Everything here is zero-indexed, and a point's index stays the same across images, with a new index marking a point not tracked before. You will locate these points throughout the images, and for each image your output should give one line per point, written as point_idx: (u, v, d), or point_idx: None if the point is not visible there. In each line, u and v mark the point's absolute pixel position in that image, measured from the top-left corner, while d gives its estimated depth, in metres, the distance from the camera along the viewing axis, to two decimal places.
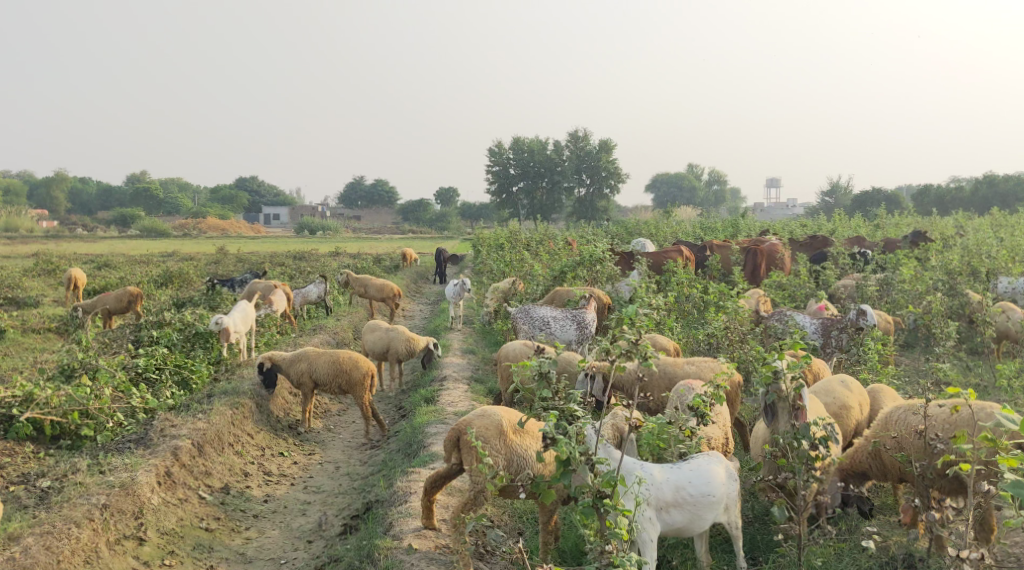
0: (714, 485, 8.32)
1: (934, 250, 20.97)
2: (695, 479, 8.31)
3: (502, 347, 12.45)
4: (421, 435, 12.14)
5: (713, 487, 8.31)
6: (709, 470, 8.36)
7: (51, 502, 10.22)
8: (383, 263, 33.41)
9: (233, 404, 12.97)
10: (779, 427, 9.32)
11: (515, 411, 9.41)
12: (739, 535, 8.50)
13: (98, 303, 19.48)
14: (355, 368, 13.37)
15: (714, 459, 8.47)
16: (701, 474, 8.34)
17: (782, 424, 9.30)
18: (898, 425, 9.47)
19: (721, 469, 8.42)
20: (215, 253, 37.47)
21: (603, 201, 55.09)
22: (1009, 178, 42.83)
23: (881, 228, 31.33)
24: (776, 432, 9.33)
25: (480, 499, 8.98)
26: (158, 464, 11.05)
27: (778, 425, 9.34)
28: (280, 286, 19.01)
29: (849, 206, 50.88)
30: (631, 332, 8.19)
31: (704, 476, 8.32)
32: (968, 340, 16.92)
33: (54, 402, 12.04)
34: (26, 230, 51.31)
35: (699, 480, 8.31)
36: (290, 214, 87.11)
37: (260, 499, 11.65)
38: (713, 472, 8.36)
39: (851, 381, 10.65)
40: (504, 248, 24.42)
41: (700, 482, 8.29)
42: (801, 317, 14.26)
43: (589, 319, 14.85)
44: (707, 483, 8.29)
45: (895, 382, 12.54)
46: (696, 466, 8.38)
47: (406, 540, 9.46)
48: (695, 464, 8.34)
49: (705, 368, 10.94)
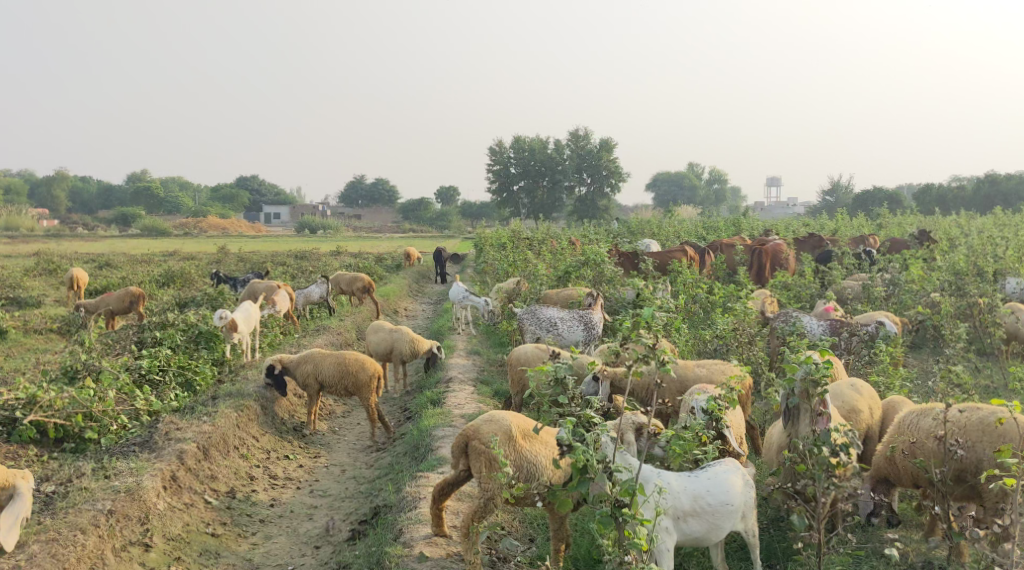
0: (733, 493, 8.22)
1: (940, 251, 20.87)
2: (713, 488, 8.21)
3: (512, 350, 12.24)
4: (428, 438, 12.02)
5: (732, 496, 8.20)
6: (727, 478, 8.26)
7: (56, 507, 10.08)
8: (384, 263, 33.30)
9: (238, 406, 12.86)
10: (799, 431, 9.26)
11: (525, 417, 9.27)
12: (756, 543, 8.40)
13: (100, 304, 19.37)
14: (362, 369, 13.26)
15: (732, 467, 8.36)
16: (719, 482, 8.24)
17: (802, 429, 9.23)
18: (914, 430, 9.42)
19: (739, 477, 8.31)
20: (215, 252, 37.36)
21: (603, 200, 54.79)
22: (1011, 178, 42.70)
23: (884, 228, 31.18)
24: (797, 436, 9.25)
25: (490, 506, 8.86)
26: (164, 469, 10.94)
27: (799, 430, 9.28)
28: (282, 286, 18.88)
29: (849, 206, 50.79)
30: (649, 337, 8.07)
31: (722, 485, 8.22)
32: (976, 340, 16.81)
33: (57, 405, 11.92)
34: (27, 229, 51.05)
35: (717, 489, 8.21)
36: (291, 213, 86.93)
37: (266, 503, 11.53)
38: (731, 481, 8.26)
39: (861, 385, 10.54)
40: (508, 248, 24.27)
41: (718, 491, 8.19)
42: (807, 320, 14.01)
43: (596, 320, 14.75)
44: (725, 491, 8.19)
45: (905, 384, 12.42)
46: (714, 474, 8.27)
47: (418, 548, 9.35)
48: (713, 473, 8.24)
49: (716, 371, 10.84)
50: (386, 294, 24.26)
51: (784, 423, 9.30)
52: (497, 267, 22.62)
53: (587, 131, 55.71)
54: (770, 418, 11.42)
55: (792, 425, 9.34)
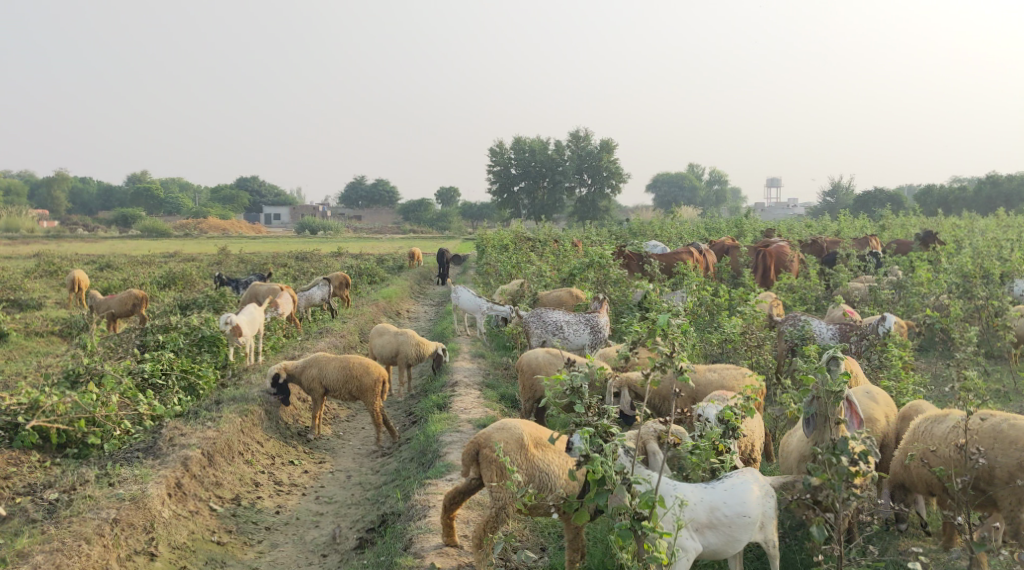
0: (750, 504, 8.16)
1: (946, 253, 20.70)
2: (730, 499, 8.17)
3: (522, 354, 12.08)
4: (435, 444, 11.85)
5: (749, 507, 8.15)
6: (744, 489, 8.21)
7: (60, 516, 9.92)
8: (385, 264, 33.15)
9: (243, 411, 12.69)
10: (824, 439, 9.14)
11: (537, 424, 9.18)
12: (776, 554, 8.33)
13: (102, 306, 19.24)
14: (366, 374, 13.09)
15: (748, 478, 8.30)
16: (736, 493, 8.19)
17: (826, 437, 9.06)
18: (929, 437, 9.34)
19: (756, 487, 8.26)
20: (215, 254, 37.21)
21: (604, 200, 54.50)
22: (1012, 178, 42.56)
23: (887, 229, 31.02)
24: (822, 444, 9.09)
25: (502, 516, 8.83)
26: (169, 476, 10.79)
27: (822, 437, 9.12)
28: (286, 288, 18.73)
29: (851, 205, 50.59)
30: (665, 345, 7.94)
31: (739, 495, 8.17)
32: (985, 343, 16.60)
33: (60, 410, 11.75)
34: (27, 230, 50.92)
35: (734, 500, 8.16)
36: (291, 214, 86.83)
37: (272, 510, 11.37)
38: (748, 492, 8.20)
39: (876, 392, 10.44)
40: (511, 250, 24.11)
41: (735, 502, 8.14)
42: (816, 324, 13.88)
43: (602, 323, 14.64)
44: (742, 503, 8.14)
45: (918, 388, 12.24)
46: (731, 485, 8.23)
47: (429, 559, 9.22)
48: (730, 484, 8.19)
49: (728, 376, 10.73)
50: (388, 295, 24.07)
51: (807, 431, 9.13)
52: (500, 269, 22.48)
53: (587, 132, 55.53)
54: (783, 423, 11.27)
55: (818, 434, 9.15)
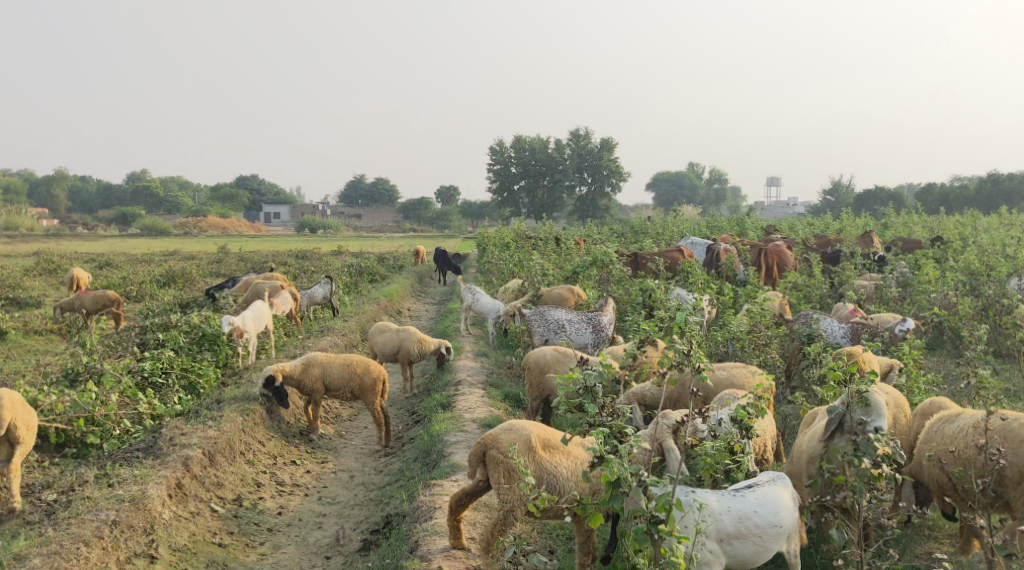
0: (781, 514, 8.08)
1: (954, 250, 20.38)
2: (761, 508, 8.03)
3: (530, 352, 11.89)
4: (440, 444, 11.65)
5: (780, 517, 8.05)
6: (775, 497, 8.09)
7: (58, 518, 9.75)
8: (388, 262, 32.85)
9: (244, 410, 12.48)
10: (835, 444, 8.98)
11: (545, 426, 9.01)
12: (797, 563, 8.24)
13: (75, 301, 19.06)
14: (367, 373, 12.92)
15: (778, 486, 8.19)
16: (767, 502, 8.06)
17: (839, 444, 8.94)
18: (941, 437, 9.19)
19: (786, 496, 8.16)
20: (216, 252, 37.05)
21: (604, 199, 54.14)
22: (1014, 177, 42.06)
23: (890, 228, 30.56)
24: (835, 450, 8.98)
25: (510, 519, 8.71)
26: (169, 476, 10.58)
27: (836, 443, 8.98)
28: (285, 285, 18.46)
29: (853, 203, 50.09)
30: (680, 344, 7.76)
31: (771, 505, 8.05)
32: (995, 343, 16.30)
33: (58, 409, 11.58)
34: (27, 229, 50.58)
35: (766, 509, 8.04)
36: (290, 213, 86.44)
37: (274, 511, 11.18)
38: (779, 501, 8.10)
39: (888, 393, 10.17)
40: (512, 249, 23.73)
41: (766, 512, 8.02)
42: (826, 323, 13.51)
43: (605, 322, 14.41)
44: (774, 512, 8.03)
45: (930, 387, 11.98)
46: (762, 494, 8.09)
47: (435, 561, 9.05)
48: (761, 492, 8.05)
49: (739, 375, 10.57)
50: (388, 294, 23.79)
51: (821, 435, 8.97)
52: (501, 266, 22.14)
53: (587, 131, 55.28)
54: (794, 424, 11.06)
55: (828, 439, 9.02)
